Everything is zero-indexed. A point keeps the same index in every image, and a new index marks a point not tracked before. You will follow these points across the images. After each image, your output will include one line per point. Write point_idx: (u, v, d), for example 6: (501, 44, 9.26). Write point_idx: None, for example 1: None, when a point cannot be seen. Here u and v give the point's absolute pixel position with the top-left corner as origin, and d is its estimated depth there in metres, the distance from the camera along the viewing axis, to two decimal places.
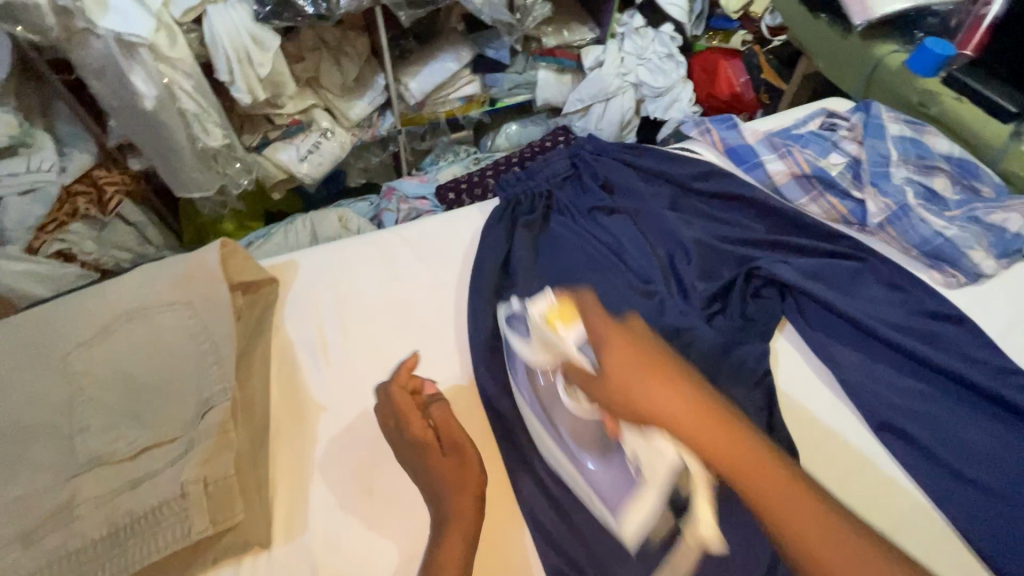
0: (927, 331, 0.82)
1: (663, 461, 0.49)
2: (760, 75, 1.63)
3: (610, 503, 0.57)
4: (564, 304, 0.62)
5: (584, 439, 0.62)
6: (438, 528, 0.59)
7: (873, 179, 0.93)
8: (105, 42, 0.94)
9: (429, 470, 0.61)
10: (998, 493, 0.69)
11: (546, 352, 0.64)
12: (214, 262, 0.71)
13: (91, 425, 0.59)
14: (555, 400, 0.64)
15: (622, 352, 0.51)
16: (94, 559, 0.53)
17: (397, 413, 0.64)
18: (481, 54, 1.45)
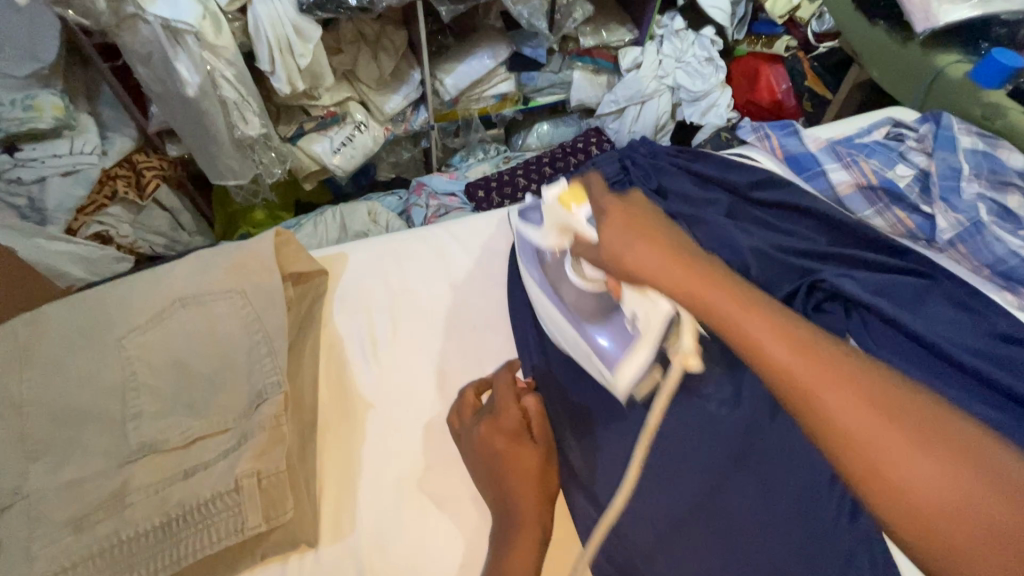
0: (1003, 355, 0.77)
1: (657, 310, 0.50)
2: (803, 82, 1.59)
3: (608, 361, 0.58)
4: (576, 186, 0.65)
5: (584, 314, 0.65)
6: (503, 541, 0.57)
7: (943, 194, 0.89)
8: (152, 28, 0.93)
9: (507, 473, 0.60)
10: None
11: (558, 235, 0.67)
12: (268, 251, 0.70)
13: (144, 412, 0.58)
14: (562, 278, 0.68)
15: (621, 215, 0.54)
16: (146, 548, 0.52)
17: (497, 399, 0.65)
18: (518, 52, 1.42)
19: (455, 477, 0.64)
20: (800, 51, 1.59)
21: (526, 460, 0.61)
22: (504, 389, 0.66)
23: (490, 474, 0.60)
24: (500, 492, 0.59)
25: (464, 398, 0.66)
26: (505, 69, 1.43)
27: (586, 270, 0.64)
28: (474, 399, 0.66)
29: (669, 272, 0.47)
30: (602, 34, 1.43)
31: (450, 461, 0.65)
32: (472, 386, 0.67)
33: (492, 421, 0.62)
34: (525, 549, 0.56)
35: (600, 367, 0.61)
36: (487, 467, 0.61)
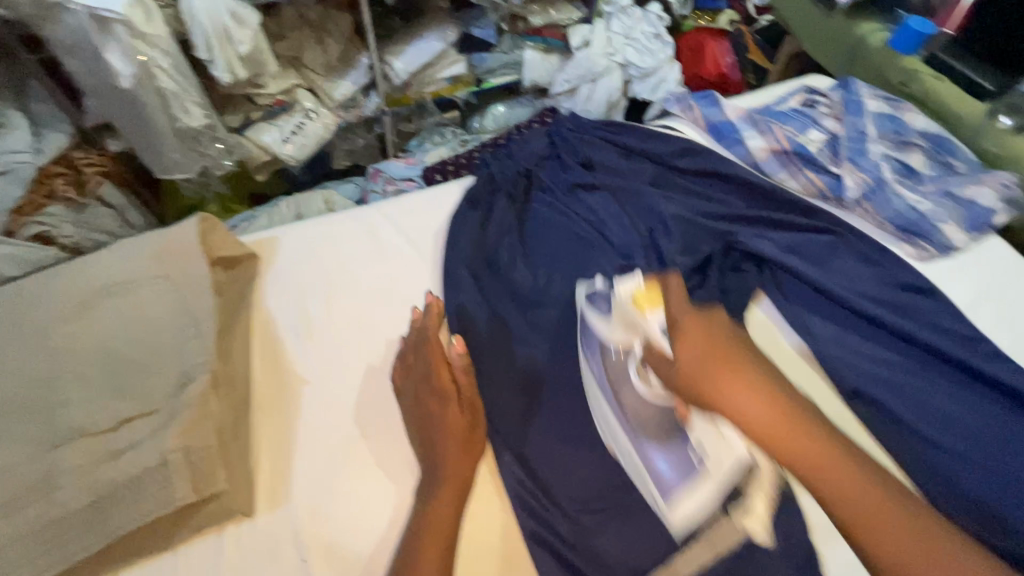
0: (899, 303, 0.83)
1: (731, 453, 0.59)
2: (747, 54, 1.60)
3: (665, 485, 0.63)
4: (652, 287, 0.68)
5: (643, 423, 0.66)
6: (429, 490, 0.61)
7: (851, 155, 0.94)
8: (78, 18, 0.90)
9: (437, 427, 0.63)
10: (958, 453, 0.72)
11: (624, 334, 0.69)
12: (191, 236, 0.70)
13: (70, 399, 0.59)
14: (623, 381, 0.68)
15: (698, 338, 0.58)
16: (77, 525, 0.54)
17: (427, 363, 0.67)
18: (467, 34, 1.45)
19: (386, 444, 0.67)
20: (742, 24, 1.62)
21: (456, 418, 0.63)
22: (435, 350, 0.67)
23: (420, 425, 0.65)
24: (432, 446, 0.63)
25: (403, 356, 0.70)
26: (455, 52, 1.44)
27: (654, 381, 0.66)
28: (418, 353, 0.69)
29: (759, 414, 0.52)
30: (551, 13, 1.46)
31: (381, 429, 0.68)
32: (401, 367, 0.69)
33: (423, 377, 0.66)
34: (450, 494, 0.60)
35: (655, 493, 0.64)
36: (419, 420, 0.65)
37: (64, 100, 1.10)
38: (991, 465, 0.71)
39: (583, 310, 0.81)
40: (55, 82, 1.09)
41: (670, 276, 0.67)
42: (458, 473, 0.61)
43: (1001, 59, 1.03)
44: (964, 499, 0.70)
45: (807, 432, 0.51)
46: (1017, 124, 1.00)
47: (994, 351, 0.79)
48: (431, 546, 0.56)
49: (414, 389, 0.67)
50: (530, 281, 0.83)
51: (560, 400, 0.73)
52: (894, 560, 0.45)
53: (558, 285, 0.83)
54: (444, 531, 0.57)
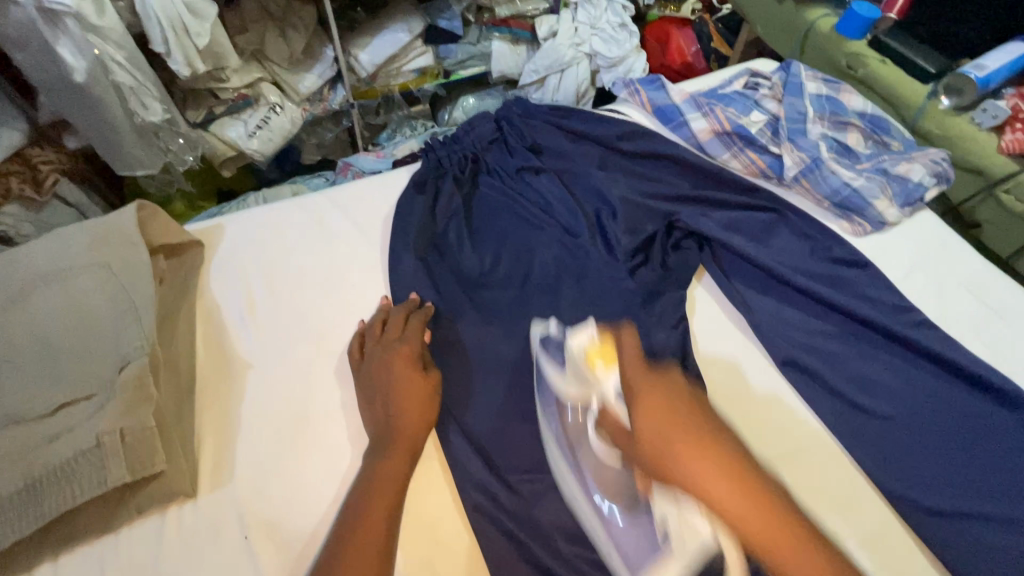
0: (832, 275, 0.87)
1: (697, 533, 0.49)
2: (710, 44, 1.62)
3: (631, 563, 0.56)
4: (605, 341, 0.66)
5: (604, 484, 0.61)
6: (378, 452, 0.63)
7: (790, 135, 0.97)
8: (25, 11, 0.89)
9: (393, 391, 0.66)
10: (890, 417, 0.75)
11: (577, 392, 0.65)
12: (130, 224, 0.71)
13: (8, 386, 0.59)
14: (583, 439, 0.63)
15: (660, 409, 0.54)
16: (13, 509, 0.54)
17: (400, 334, 0.72)
18: (432, 26, 1.42)
19: (331, 421, 0.68)
20: (704, 14, 1.64)
21: (414, 381, 0.67)
22: (415, 324, 0.73)
23: (377, 390, 0.67)
24: (382, 411, 0.66)
25: (373, 324, 0.73)
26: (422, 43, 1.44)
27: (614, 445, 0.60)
28: (400, 322, 0.73)
29: (715, 487, 0.48)
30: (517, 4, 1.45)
31: (327, 407, 0.69)
32: (366, 337, 0.73)
33: (392, 344, 0.70)
34: (399, 454, 0.63)
35: (618, 564, 0.58)
36: (375, 385, 0.68)
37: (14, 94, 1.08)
38: (919, 429, 0.74)
39: (527, 289, 0.82)
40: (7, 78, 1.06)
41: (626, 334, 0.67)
42: (408, 437, 0.64)
43: (937, 41, 1.07)
44: (895, 459, 0.73)
45: (784, 526, 0.46)
46: (956, 104, 1.02)
47: (918, 322, 0.81)
48: (377, 501, 0.58)
49: (380, 354, 0.70)
50: (478, 263, 0.85)
51: (504, 377, 0.75)
52: None
53: (505, 267, 0.85)
54: (389, 487, 0.60)
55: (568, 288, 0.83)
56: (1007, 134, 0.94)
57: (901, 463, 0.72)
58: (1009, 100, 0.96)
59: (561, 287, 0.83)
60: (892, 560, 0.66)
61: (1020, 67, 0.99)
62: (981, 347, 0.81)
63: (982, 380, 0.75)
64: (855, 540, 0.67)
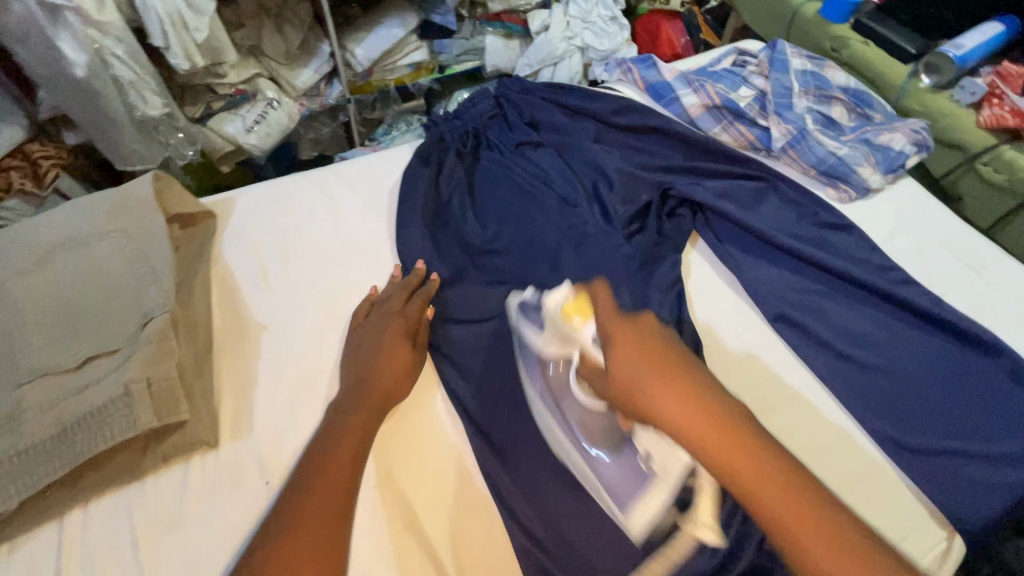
0: (819, 238, 0.91)
1: (679, 460, 0.57)
2: (700, 34, 1.65)
3: (618, 498, 0.62)
4: (580, 298, 0.67)
5: (590, 429, 0.65)
6: (350, 404, 0.66)
7: (777, 109, 1.01)
8: (27, 6, 0.91)
9: (376, 354, 0.69)
10: (875, 367, 0.79)
11: (558, 346, 0.68)
12: (147, 192, 0.74)
13: (33, 343, 0.62)
14: (565, 392, 0.68)
15: (628, 359, 0.54)
16: (44, 455, 0.57)
17: (390, 305, 0.75)
18: (427, 20, 1.44)
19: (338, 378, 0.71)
20: (694, 6, 1.66)
21: (396, 348, 0.70)
22: (411, 299, 0.76)
23: (361, 353, 0.70)
24: (362, 370, 0.68)
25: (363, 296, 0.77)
26: (416, 38, 1.46)
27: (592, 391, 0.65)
28: (385, 294, 0.77)
29: (688, 417, 0.49)
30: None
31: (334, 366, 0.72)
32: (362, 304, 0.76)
33: (385, 314, 0.73)
34: (370, 409, 0.65)
35: (610, 505, 0.63)
36: (361, 348, 0.71)
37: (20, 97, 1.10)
38: (904, 377, 0.78)
39: (529, 254, 0.86)
40: (10, 79, 1.08)
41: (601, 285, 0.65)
42: (381, 395, 0.67)
43: (920, 25, 1.11)
44: (881, 405, 0.77)
45: (727, 434, 0.48)
46: (935, 83, 1.06)
47: (903, 279, 0.85)
48: (344, 446, 0.61)
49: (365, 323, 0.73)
50: (480, 231, 0.88)
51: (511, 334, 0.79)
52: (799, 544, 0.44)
53: (507, 234, 0.88)
54: (356, 434, 0.63)
55: (568, 251, 0.87)
56: (985, 110, 0.98)
57: (885, 408, 0.76)
58: (987, 78, 1.01)
59: (561, 251, 0.86)
60: (878, 490, 0.71)
61: (995, 47, 1.03)
62: (962, 303, 0.86)
63: (963, 332, 0.79)
64: (843, 476, 0.72)
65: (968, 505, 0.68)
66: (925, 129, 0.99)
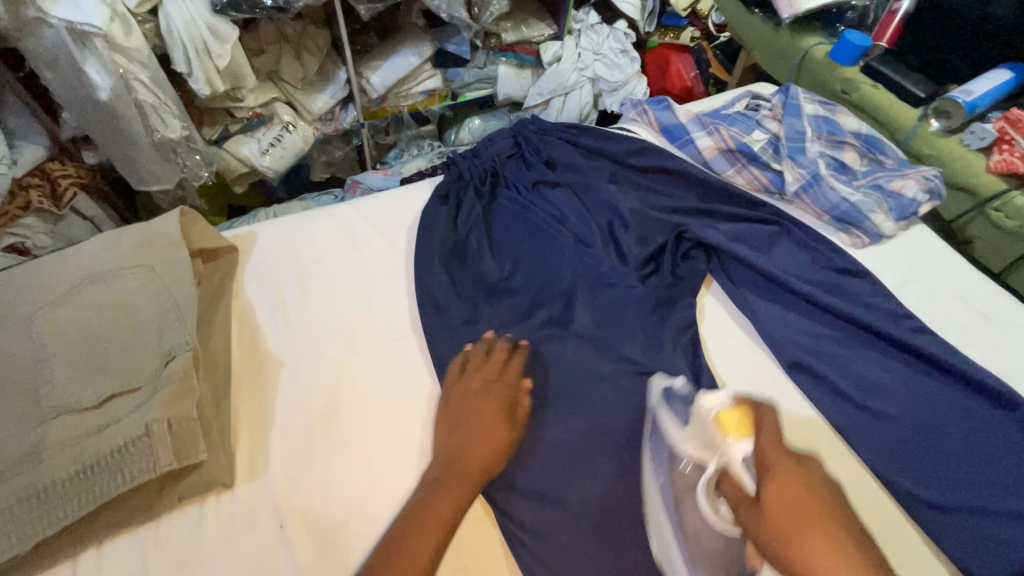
0: (834, 284, 0.92)
1: None
2: (709, 69, 1.68)
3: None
4: (740, 410, 0.61)
5: (701, 548, 0.60)
6: (437, 486, 0.63)
7: (790, 153, 1.03)
8: (57, 32, 0.93)
9: (472, 421, 0.68)
10: (891, 418, 0.79)
11: (697, 447, 0.63)
12: (173, 228, 0.76)
13: (56, 378, 0.62)
14: (687, 496, 0.63)
15: (787, 501, 0.53)
16: (65, 493, 0.57)
17: (482, 374, 0.73)
18: (441, 49, 1.48)
19: (362, 417, 0.72)
20: (703, 41, 1.69)
21: (493, 424, 0.68)
22: (515, 367, 0.75)
23: (461, 422, 0.68)
24: (458, 441, 0.67)
25: (476, 353, 0.75)
26: (430, 66, 1.48)
27: (723, 509, 0.59)
28: (485, 356, 0.75)
29: None
30: (522, 30, 1.52)
31: (357, 404, 0.73)
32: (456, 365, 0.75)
33: (482, 382, 0.72)
34: (455, 493, 0.63)
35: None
36: (457, 418, 0.69)
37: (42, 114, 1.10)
38: (919, 429, 0.78)
39: (545, 294, 0.87)
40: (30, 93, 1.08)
41: (762, 411, 0.63)
42: (470, 480, 0.64)
43: (928, 70, 1.13)
44: (897, 458, 0.76)
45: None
46: (946, 126, 1.08)
47: (917, 327, 0.86)
48: (427, 530, 0.59)
49: (462, 387, 0.72)
50: (496, 269, 0.89)
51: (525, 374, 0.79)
52: None
53: (523, 272, 0.89)
54: (437, 522, 0.60)
55: (584, 290, 0.87)
56: (995, 155, 0.98)
57: (901, 458, 0.76)
58: (996, 123, 1.00)
59: (577, 291, 0.87)
60: (894, 544, 0.70)
61: (1006, 91, 1.04)
62: (974, 351, 0.86)
63: (978, 384, 0.79)
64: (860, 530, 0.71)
65: (989, 564, 0.67)
66: (935, 174, 0.99)
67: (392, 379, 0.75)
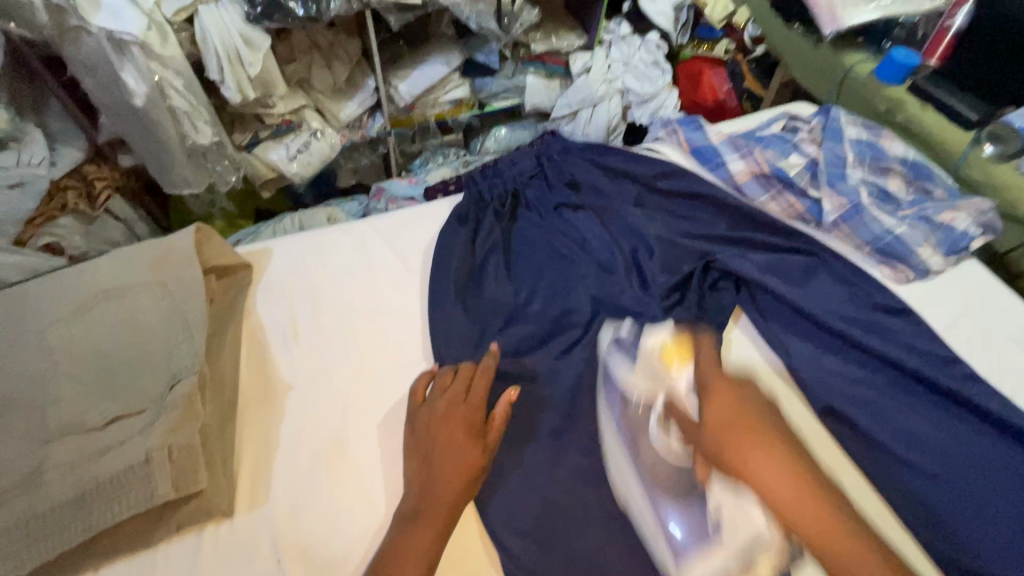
0: (875, 324, 0.85)
1: (749, 520, 0.55)
2: (743, 83, 1.62)
3: (672, 541, 0.60)
4: (681, 343, 0.70)
5: (662, 477, 0.64)
6: (408, 524, 0.62)
7: (830, 179, 0.96)
8: (97, 40, 0.95)
9: (437, 450, 0.65)
10: (933, 474, 0.73)
11: (648, 385, 0.69)
12: (188, 245, 0.75)
13: (64, 397, 0.61)
14: (642, 431, 0.67)
15: (727, 406, 0.59)
16: (62, 518, 0.56)
17: (450, 393, 0.70)
18: (471, 58, 1.47)
19: (364, 447, 0.69)
20: (738, 54, 1.62)
21: (460, 447, 0.65)
22: (482, 386, 0.70)
23: (429, 448, 0.66)
24: (426, 474, 0.64)
25: (445, 372, 0.72)
26: (459, 75, 1.47)
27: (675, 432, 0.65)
28: (452, 376, 0.72)
29: (783, 495, 0.53)
30: (553, 41, 1.49)
31: (361, 432, 0.70)
32: (423, 383, 0.72)
33: (451, 402, 0.69)
34: (429, 527, 0.61)
35: (667, 551, 0.61)
36: (426, 443, 0.67)
37: (80, 118, 1.12)
38: (963, 487, 0.72)
39: (564, 322, 0.83)
40: (69, 97, 1.11)
41: (703, 341, 0.72)
42: (445, 511, 0.62)
43: (982, 90, 1.05)
44: (939, 520, 0.70)
45: (806, 495, 0.53)
46: (1001, 152, 0.99)
47: (968, 375, 0.79)
48: (404, 574, 0.57)
49: (427, 413, 0.69)
50: (513, 294, 0.86)
51: (537, 407, 0.76)
52: None
53: (542, 298, 0.86)
54: (418, 554, 0.59)
55: (605, 320, 0.84)
56: None
57: (942, 519, 0.70)
58: None
59: (598, 320, 0.84)
60: None
61: None
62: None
63: None
64: None
65: None
66: (977, 199, 0.93)
67: (397, 408, 0.73)
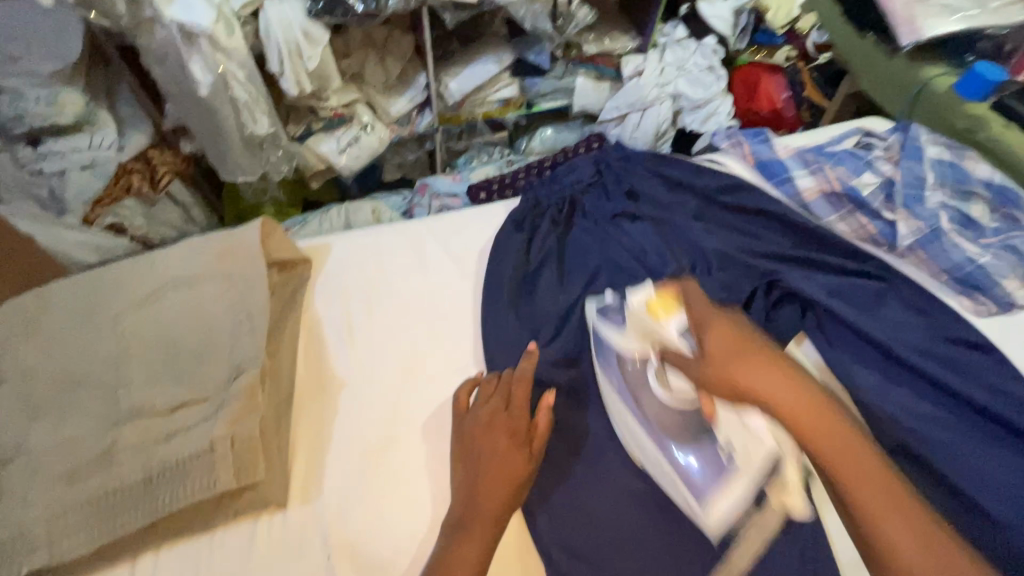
0: (950, 358, 0.80)
1: (760, 448, 0.56)
2: (802, 92, 1.54)
3: (693, 490, 0.62)
4: (668, 293, 0.67)
5: (667, 427, 0.66)
6: (455, 535, 0.61)
7: (906, 201, 0.91)
8: (169, 30, 0.98)
9: (484, 461, 0.64)
10: (1011, 526, 0.68)
11: (640, 341, 0.69)
12: (253, 238, 0.76)
13: (134, 380, 0.64)
14: (643, 386, 0.69)
15: (724, 340, 0.57)
16: (130, 499, 0.59)
17: (497, 402, 0.69)
18: (520, 58, 1.45)
19: (412, 452, 0.69)
20: (799, 61, 1.55)
21: (508, 460, 0.64)
22: (525, 395, 0.69)
23: (474, 458, 0.65)
24: (472, 485, 0.63)
25: (487, 381, 0.71)
26: (509, 74, 1.45)
27: (672, 381, 0.66)
28: (495, 386, 0.71)
29: (787, 407, 0.53)
30: (606, 42, 1.45)
31: (410, 436, 0.70)
32: (465, 389, 0.71)
33: (497, 411, 0.68)
34: (476, 540, 0.60)
35: (688, 498, 0.63)
36: (472, 452, 0.66)
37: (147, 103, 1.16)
38: None
39: None
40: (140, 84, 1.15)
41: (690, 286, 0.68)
42: (492, 523, 0.61)
43: None
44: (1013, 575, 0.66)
45: (810, 406, 0.52)
46: None
47: None
48: None
49: (471, 422, 0.68)
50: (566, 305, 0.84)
51: (585, 422, 0.75)
52: (866, 497, 0.49)
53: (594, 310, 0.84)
54: (465, 566, 0.58)
55: None
56: None
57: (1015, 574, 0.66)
58: None
59: None
60: None
61: None
62: None
63: None
64: None
65: None
66: None
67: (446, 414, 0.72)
